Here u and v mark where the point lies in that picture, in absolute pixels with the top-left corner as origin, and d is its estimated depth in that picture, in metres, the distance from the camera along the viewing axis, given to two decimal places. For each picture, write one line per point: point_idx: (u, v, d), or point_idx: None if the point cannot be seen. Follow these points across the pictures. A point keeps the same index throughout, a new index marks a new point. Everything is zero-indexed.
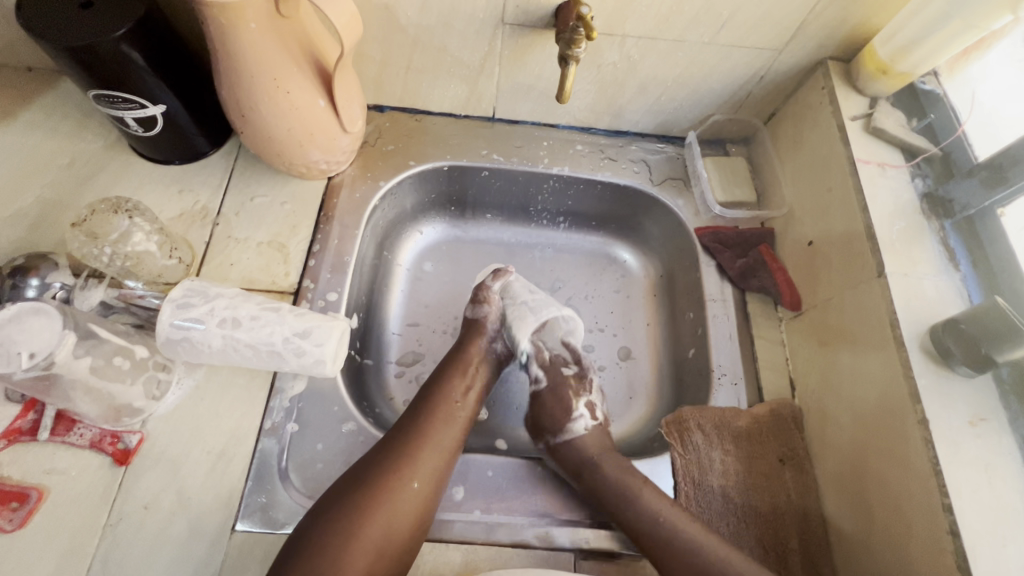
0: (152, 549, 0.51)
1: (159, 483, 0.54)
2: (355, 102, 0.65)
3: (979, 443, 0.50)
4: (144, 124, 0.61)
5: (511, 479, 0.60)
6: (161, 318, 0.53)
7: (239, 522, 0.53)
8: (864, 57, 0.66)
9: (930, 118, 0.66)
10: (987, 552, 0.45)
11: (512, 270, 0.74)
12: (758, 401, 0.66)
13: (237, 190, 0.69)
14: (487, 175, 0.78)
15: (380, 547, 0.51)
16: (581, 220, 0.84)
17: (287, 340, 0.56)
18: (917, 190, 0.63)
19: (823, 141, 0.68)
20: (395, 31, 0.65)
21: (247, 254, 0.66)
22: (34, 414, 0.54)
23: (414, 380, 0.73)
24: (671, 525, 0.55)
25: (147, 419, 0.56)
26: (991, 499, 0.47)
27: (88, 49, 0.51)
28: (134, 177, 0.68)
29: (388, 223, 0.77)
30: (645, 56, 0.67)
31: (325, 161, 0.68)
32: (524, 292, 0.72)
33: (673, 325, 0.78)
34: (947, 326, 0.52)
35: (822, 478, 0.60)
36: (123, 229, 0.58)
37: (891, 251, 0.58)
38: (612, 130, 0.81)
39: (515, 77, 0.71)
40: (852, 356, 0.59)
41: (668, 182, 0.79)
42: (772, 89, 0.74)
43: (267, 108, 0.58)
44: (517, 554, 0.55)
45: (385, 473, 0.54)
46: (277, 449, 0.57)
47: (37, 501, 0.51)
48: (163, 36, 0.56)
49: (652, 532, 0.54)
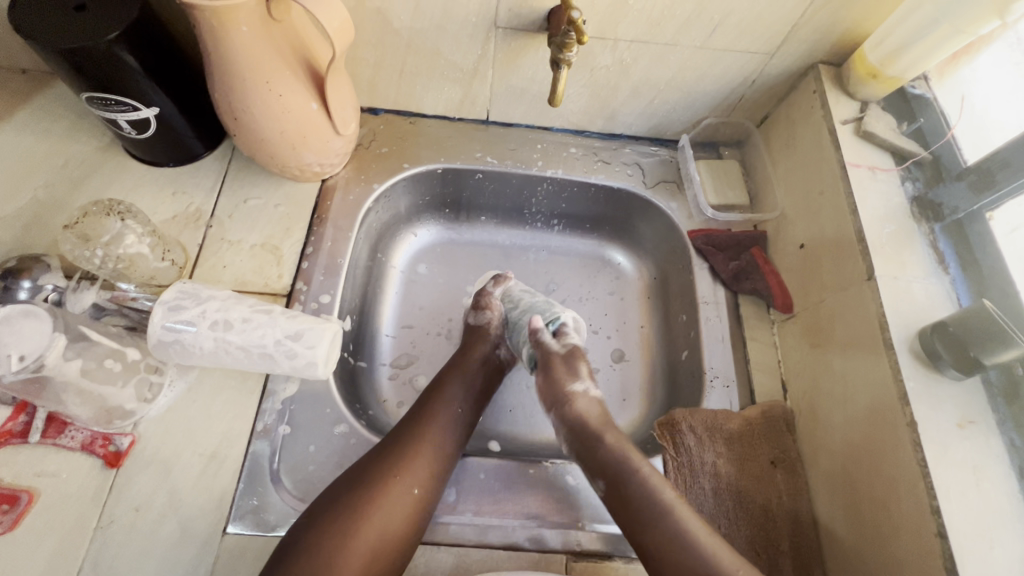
0: (143, 552, 0.51)
1: (151, 485, 0.54)
2: (349, 105, 0.65)
3: (968, 446, 0.50)
4: (138, 127, 0.61)
5: (503, 481, 0.61)
6: (153, 320, 0.53)
7: (230, 525, 0.53)
8: (854, 62, 0.66)
9: (919, 122, 0.67)
10: (975, 554, 0.46)
11: (512, 277, 0.76)
12: (750, 403, 0.66)
13: (231, 192, 0.70)
14: (481, 178, 0.78)
15: (374, 549, 0.51)
16: (575, 222, 0.85)
17: (279, 343, 0.56)
18: (907, 193, 0.63)
19: (815, 144, 0.68)
20: (389, 34, 0.65)
21: (240, 257, 0.66)
22: (25, 416, 0.54)
23: (408, 382, 0.73)
24: (666, 503, 0.51)
25: (139, 421, 0.56)
26: (978, 501, 0.48)
27: (80, 52, 0.51)
28: (128, 179, 0.68)
29: (382, 225, 0.78)
30: (638, 59, 0.68)
31: (318, 163, 0.68)
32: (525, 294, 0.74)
33: (666, 328, 0.78)
34: (936, 328, 0.53)
35: (815, 480, 0.61)
36: (115, 232, 0.58)
37: (881, 254, 0.58)
38: (605, 133, 0.81)
39: (508, 80, 0.72)
40: (842, 358, 0.59)
41: (662, 185, 0.79)
42: (765, 93, 0.74)
43: (260, 110, 0.58)
44: (508, 557, 0.56)
45: (381, 475, 0.54)
46: (269, 451, 0.57)
47: (27, 504, 0.51)
48: (157, 38, 0.56)
49: (653, 505, 0.51)
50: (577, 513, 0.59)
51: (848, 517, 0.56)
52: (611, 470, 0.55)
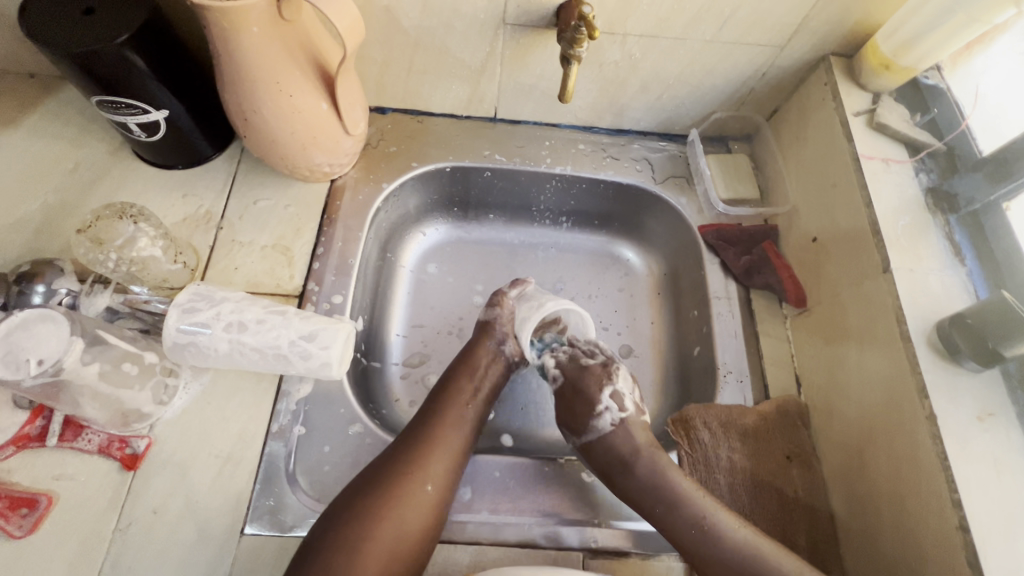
0: (160, 553, 0.51)
1: (168, 487, 0.54)
2: (358, 105, 0.65)
3: (987, 438, 0.50)
4: (147, 129, 0.61)
5: (520, 480, 0.60)
6: (167, 323, 0.53)
7: (248, 526, 0.53)
8: (867, 52, 0.65)
9: (934, 112, 0.66)
10: (998, 549, 0.45)
11: (531, 279, 0.73)
12: (764, 399, 0.66)
13: (241, 193, 0.70)
14: (490, 176, 0.78)
15: (392, 550, 0.51)
16: (584, 219, 0.84)
17: (293, 344, 0.56)
18: (922, 184, 0.63)
19: (827, 137, 0.68)
20: (396, 33, 0.65)
21: (251, 258, 0.66)
22: (42, 420, 0.54)
23: (420, 381, 0.73)
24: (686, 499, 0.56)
25: (154, 424, 0.57)
26: (1000, 494, 0.47)
27: (91, 56, 0.51)
28: (138, 182, 0.68)
29: (391, 225, 0.77)
30: (647, 54, 0.67)
31: (328, 163, 0.68)
32: (543, 297, 0.69)
33: (677, 323, 0.78)
34: (954, 321, 0.52)
35: (830, 474, 0.61)
36: (128, 235, 0.58)
37: (896, 247, 0.58)
38: (613, 129, 0.81)
39: (516, 76, 0.71)
40: (858, 354, 0.59)
41: (672, 180, 0.79)
42: (775, 85, 0.74)
43: (270, 111, 0.58)
44: (525, 554, 0.55)
45: (395, 476, 0.54)
46: (285, 451, 0.57)
47: (46, 508, 0.51)
48: (166, 41, 0.56)
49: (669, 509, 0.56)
50: (590, 511, 0.59)
51: (861, 510, 0.56)
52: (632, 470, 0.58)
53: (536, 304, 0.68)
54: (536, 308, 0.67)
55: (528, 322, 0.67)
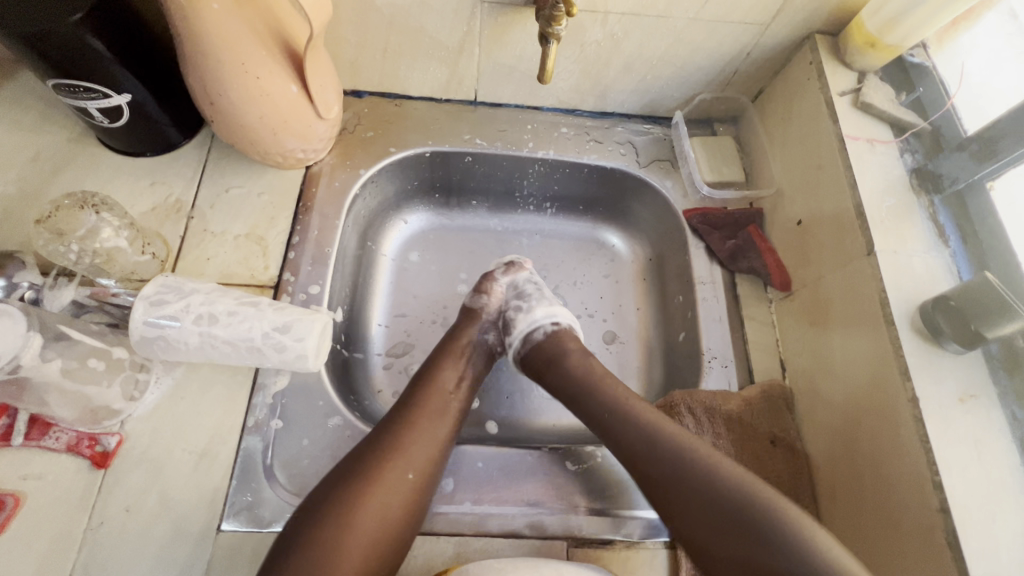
0: (134, 553, 0.50)
1: (141, 485, 0.53)
2: (330, 88, 0.62)
3: (970, 419, 0.50)
4: (110, 114, 0.59)
5: (502, 469, 0.60)
6: (133, 316, 0.51)
7: (225, 522, 0.52)
8: (852, 30, 0.64)
9: (918, 91, 0.65)
10: (978, 527, 0.45)
11: (525, 266, 0.73)
12: (748, 384, 0.65)
13: (212, 181, 0.67)
14: (470, 161, 0.76)
15: (374, 539, 0.48)
16: (568, 205, 0.83)
17: (266, 336, 0.55)
18: (906, 165, 0.62)
19: (811, 117, 0.67)
20: (370, 12, 0.63)
21: (223, 248, 0.64)
22: (6, 418, 0.52)
23: (403, 371, 0.72)
24: (625, 399, 0.57)
25: (125, 420, 0.55)
26: (982, 475, 0.47)
27: (43, 35, 0.48)
28: (104, 170, 0.65)
29: (370, 212, 0.76)
30: (629, 33, 0.65)
31: (302, 149, 0.66)
32: (535, 300, 0.68)
33: (662, 309, 0.77)
34: (937, 303, 0.52)
35: (814, 456, 0.60)
36: (90, 225, 0.55)
37: (881, 228, 0.57)
38: (597, 112, 0.79)
39: (495, 57, 0.69)
40: (842, 338, 0.58)
41: (656, 164, 0.77)
42: (760, 65, 0.72)
43: (237, 94, 0.55)
44: (508, 545, 0.55)
45: (375, 463, 0.51)
46: (261, 446, 0.56)
47: (12, 509, 0.50)
48: (125, 21, 0.53)
49: (613, 409, 0.56)
50: (578, 497, 0.58)
51: (846, 495, 0.56)
52: (587, 379, 0.59)
53: (524, 304, 0.67)
54: (524, 311, 0.67)
55: (516, 324, 0.66)
